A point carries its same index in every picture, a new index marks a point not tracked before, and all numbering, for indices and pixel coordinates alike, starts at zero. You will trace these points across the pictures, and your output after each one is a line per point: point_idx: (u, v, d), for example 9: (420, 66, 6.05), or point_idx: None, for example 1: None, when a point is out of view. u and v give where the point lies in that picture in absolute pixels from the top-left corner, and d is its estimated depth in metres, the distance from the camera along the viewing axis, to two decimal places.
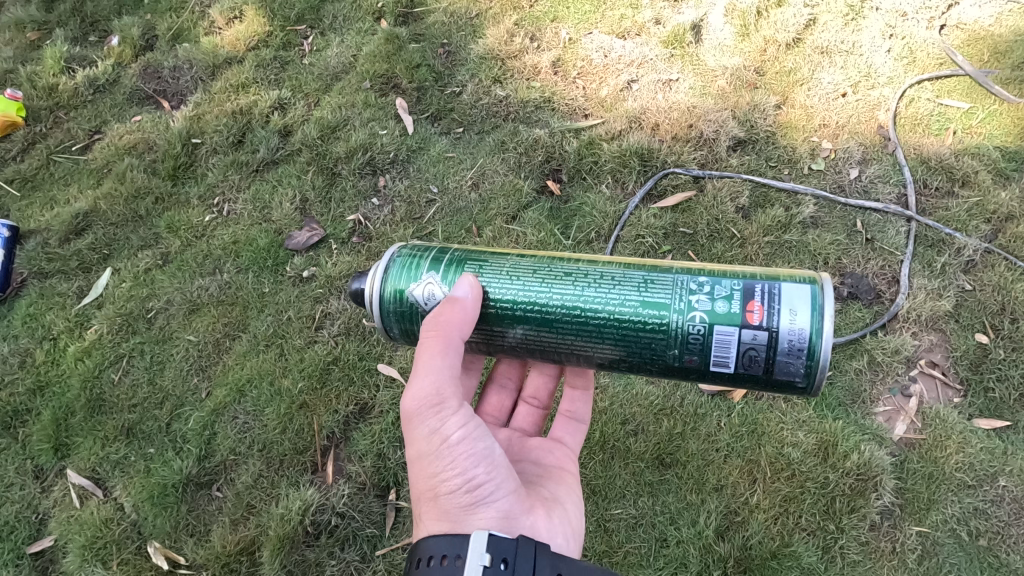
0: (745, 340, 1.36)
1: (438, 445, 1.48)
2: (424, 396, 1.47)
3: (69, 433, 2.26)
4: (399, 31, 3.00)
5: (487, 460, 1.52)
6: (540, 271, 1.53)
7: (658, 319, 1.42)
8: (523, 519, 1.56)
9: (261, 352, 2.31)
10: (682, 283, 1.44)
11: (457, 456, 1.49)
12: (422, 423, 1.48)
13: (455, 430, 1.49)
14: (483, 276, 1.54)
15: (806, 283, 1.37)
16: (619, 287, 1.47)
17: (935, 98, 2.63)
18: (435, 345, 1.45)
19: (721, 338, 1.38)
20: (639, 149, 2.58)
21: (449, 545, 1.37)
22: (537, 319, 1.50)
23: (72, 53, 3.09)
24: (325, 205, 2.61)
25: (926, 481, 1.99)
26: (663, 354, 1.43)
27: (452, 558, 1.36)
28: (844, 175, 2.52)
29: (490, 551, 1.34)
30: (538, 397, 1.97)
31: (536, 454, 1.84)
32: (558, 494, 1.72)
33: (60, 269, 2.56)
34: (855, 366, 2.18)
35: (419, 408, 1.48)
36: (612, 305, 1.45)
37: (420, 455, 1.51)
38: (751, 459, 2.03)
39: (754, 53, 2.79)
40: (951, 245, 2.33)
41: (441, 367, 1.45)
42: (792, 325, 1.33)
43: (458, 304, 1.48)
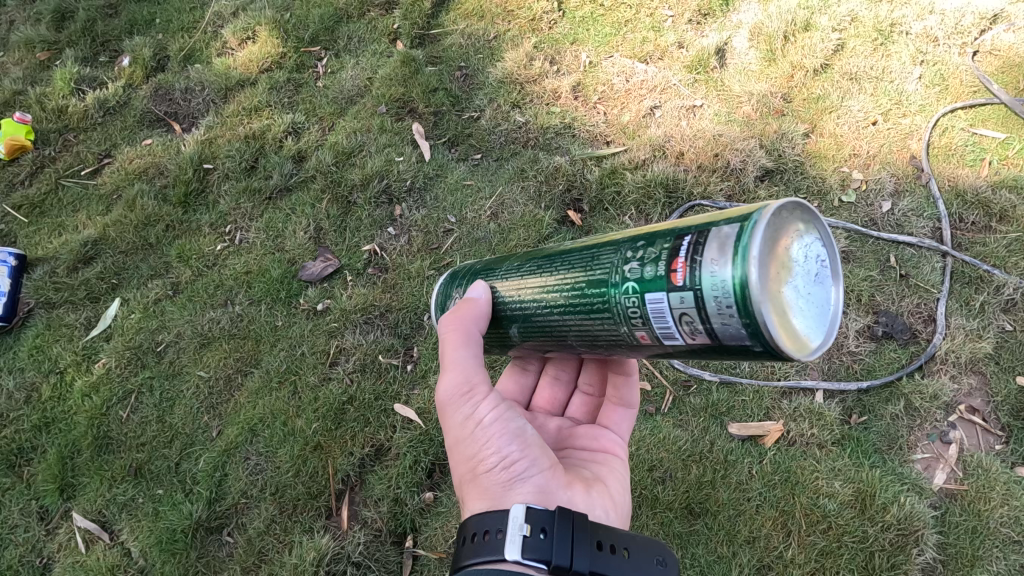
0: (730, 315, 0.99)
1: (471, 428, 1.39)
2: (454, 382, 1.40)
3: (76, 473, 2.20)
4: (416, 54, 2.93)
5: (522, 437, 1.39)
6: (535, 263, 1.37)
7: (599, 295, 1.14)
8: (562, 494, 1.38)
9: (274, 390, 2.25)
10: (622, 250, 1.12)
11: (489, 434, 1.38)
12: (455, 410, 1.41)
13: (486, 412, 1.39)
14: (491, 280, 1.47)
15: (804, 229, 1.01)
16: (582, 262, 1.21)
17: (969, 128, 2.54)
18: (455, 337, 1.41)
19: (677, 307, 1.04)
20: (663, 179, 2.51)
21: (489, 520, 1.25)
22: (523, 314, 1.37)
23: (82, 74, 3.03)
24: (340, 234, 2.54)
25: (970, 535, 1.90)
26: (618, 334, 1.14)
27: (493, 532, 1.24)
28: (876, 208, 2.43)
29: (528, 519, 1.22)
30: (592, 386, 1.85)
31: (584, 441, 1.70)
32: (601, 475, 1.58)
33: (67, 299, 2.50)
34: (891, 411, 2.09)
35: (450, 396, 1.41)
36: (574, 285, 1.22)
37: (457, 443, 1.43)
38: (785, 510, 1.96)
39: (781, 79, 2.70)
40: (989, 283, 2.23)
41: (465, 355, 1.41)
42: (786, 281, 0.98)
43: (473, 302, 1.45)
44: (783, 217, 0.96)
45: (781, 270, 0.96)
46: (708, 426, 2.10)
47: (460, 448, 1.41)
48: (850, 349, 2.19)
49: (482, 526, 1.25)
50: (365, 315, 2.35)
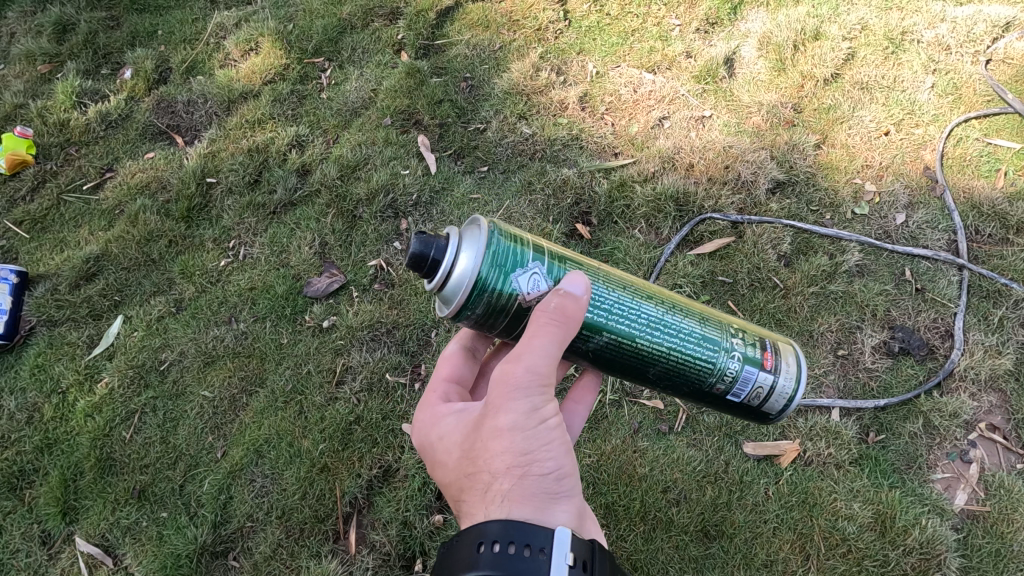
0: (759, 380, 1.48)
1: (536, 424, 1.29)
2: (534, 369, 1.29)
3: (78, 495, 2.16)
4: (421, 65, 2.90)
5: (571, 451, 1.36)
6: (627, 289, 1.45)
7: (710, 351, 1.46)
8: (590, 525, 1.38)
9: (279, 409, 2.21)
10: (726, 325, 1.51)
11: (551, 439, 1.31)
12: (526, 397, 1.29)
13: (552, 415, 1.32)
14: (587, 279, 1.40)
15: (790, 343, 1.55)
16: (683, 318, 1.47)
17: (983, 138, 2.50)
18: (560, 326, 1.29)
19: (746, 374, 1.47)
20: (674, 192, 2.47)
21: (535, 536, 1.17)
22: (625, 333, 1.41)
23: (83, 87, 2.99)
24: (345, 249, 2.50)
25: (993, 559, 1.86)
26: (703, 378, 1.47)
27: (537, 548, 1.16)
28: (890, 220, 2.39)
29: (572, 550, 1.18)
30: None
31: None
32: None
33: (69, 316, 2.47)
34: (910, 429, 2.04)
35: (525, 378, 1.29)
36: (681, 334, 1.45)
37: (508, 430, 1.28)
38: (803, 533, 1.92)
39: (791, 89, 2.66)
40: (1007, 297, 2.20)
41: (559, 348, 1.30)
42: (789, 376, 1.49)
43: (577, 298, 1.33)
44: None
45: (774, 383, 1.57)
46: (723, 445, 2.06)
47: (520, 439, 1.28)
48: (865, 366, 2.15)
49: (525, 539, 1.16)
50: (372, 332, 2.32)
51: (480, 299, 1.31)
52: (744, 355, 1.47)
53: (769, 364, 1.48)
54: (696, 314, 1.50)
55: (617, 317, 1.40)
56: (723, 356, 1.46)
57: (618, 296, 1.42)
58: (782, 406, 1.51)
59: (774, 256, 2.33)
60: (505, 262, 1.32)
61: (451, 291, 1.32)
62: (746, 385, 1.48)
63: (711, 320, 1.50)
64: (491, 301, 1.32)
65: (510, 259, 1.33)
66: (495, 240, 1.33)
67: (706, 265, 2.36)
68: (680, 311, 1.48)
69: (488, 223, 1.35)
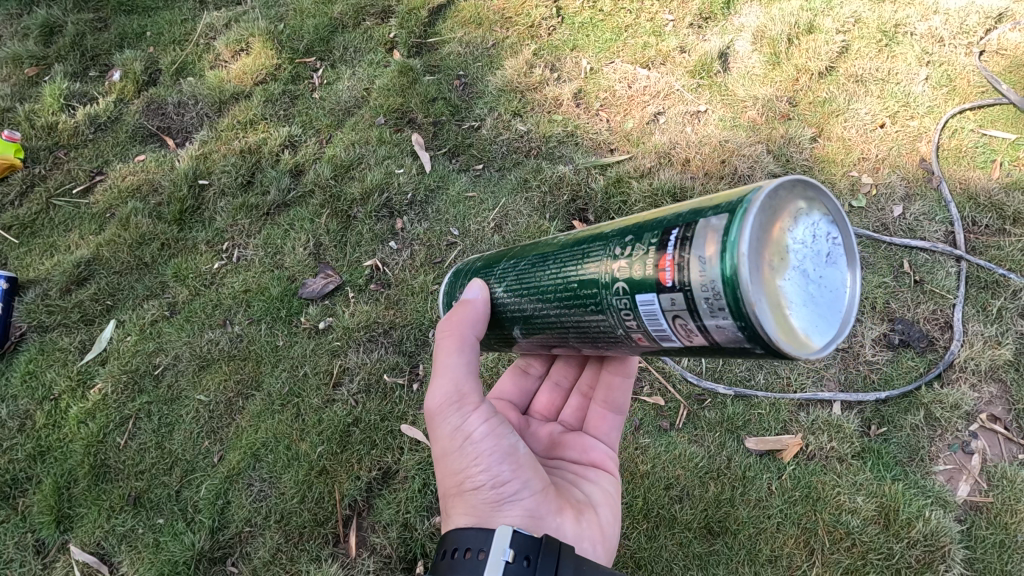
0: (665, 306, 1.01)
1: (460, 442, 1.41)
2: (447, 393, 1.43)
3: (72, 503, 2.13)
4: (414, 63, 2.88)
5: (511, 456, 1.41)
6: (519, 266, 1.39)
7: (594, 297, 1.15)
8: (550, 520, 1.41)
9: (276, 413, 2.19)
10: (611, 247, 1.14)
11: (480, 450, 1.40)
12: (446, 419, 1.43)
13: (477, 427, 1.41)
14: (488, 278, 1.49)
15: (729, 208, 0.95)
16: (564, 267, 1.23)
17: (979, 129, 2.50)
18: (450, 345, 1.45)
19: (646, 307, 1.05)
20: (671, 188, 2.46)
21: (473, 540, 1.28)
22: (521, 316, 1.38)
23: (72, 89, 2.96)
24: (341, 250, 2.48)
25: (997, 550, 1.86)
26: (615, 333, 1.15)
27: (476, 551, 1.26)
28: (888, 213, 2.38)
29: (512, 545, 1.23)
30: (591, 388, 1.83)
31: (574, 455, 1.72)
32: (592, 498, 1.57)
33: (61, 322, 2.43)
34: (911, 421, 2.04)
35: (441, 404, 1.43)
36: (560, 290, 1.24)
37: (445, 453, 1.44)
38: (807, 527, 1.91)
39: (786, 83, 2.65)
40: (1006, 287, 2.20)
41: (459, 366, 1.44)
42: (703, 273, 0.94)
43: (469, 305, 1.46)
44: (780, 199, 0.95)
45: (775, 260, 0.94)
46: (725, 441, 2.05)
47: (451, 459, 1.43)
48: (866, 358, 2.14)
49: (466, 545, 1.28)
50: (369, 333, 2.30)
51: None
52: (630, 283, 1.07)
53: (667, 280, 1.00)
54: (578, 257, 1.21)
55: (511, 305, 1.40)
56: (608, 298, 1.12)
57: (508, 284, 1.41)
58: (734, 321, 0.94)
59: None
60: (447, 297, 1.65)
61: None
62: (658, 319, 1.04)
63: (594, 252, 1.17)
64: None
65: (447, 294, 1.65)
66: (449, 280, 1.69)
67: None
68: (562, 262, 1.24)
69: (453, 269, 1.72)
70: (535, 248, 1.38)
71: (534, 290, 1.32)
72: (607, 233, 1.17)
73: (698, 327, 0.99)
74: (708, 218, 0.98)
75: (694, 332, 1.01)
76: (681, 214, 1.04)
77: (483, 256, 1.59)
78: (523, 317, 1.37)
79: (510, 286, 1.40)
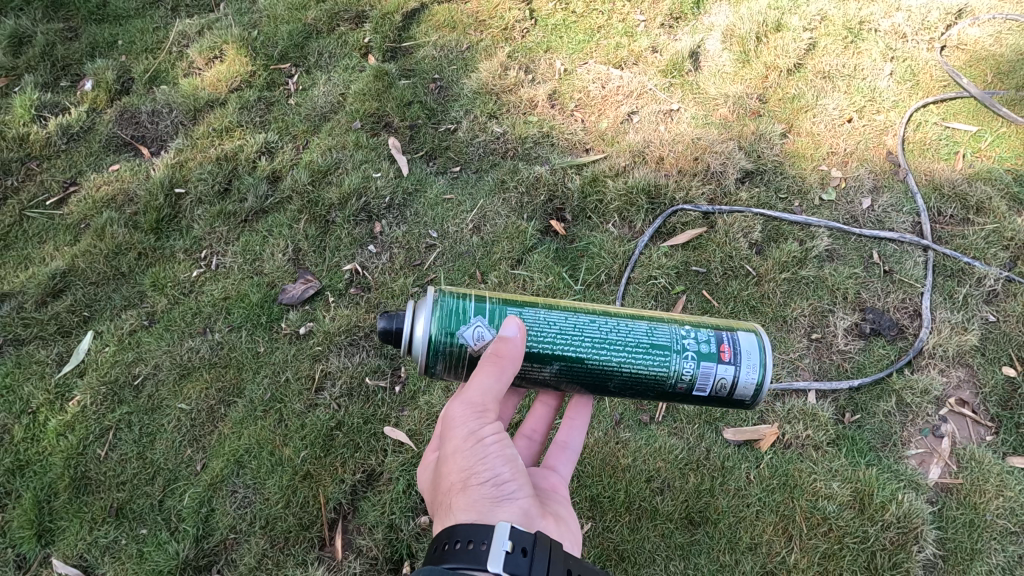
0: (719, 373, 1.49)
1: (472, 444, 1.39)
2: (471, 402, 1.42)
3: (53, 517, 2.10)
4: (389, 68, 2.89)
5: (514, 462, 1.42)
6: (570, 318, 1.53)
7: (659, 357, 1.49)
8: (542, 523, 1.40)
9: (258, 419, 2.19)
10: (674, 328, 1.53)
11: (490, 453, 1.40)
12: (463, 423, 1.42)
13: (490, 435, 1.42)
14: (525, 319, 1.51)
15: (754, 331, 1.56)
16: (630, 331, 1.52)
17: (942, 122, 2.57)
18: (491, 366, 1.43)
19: (704, 371, 1.49)
20: (646, 186, 2.50)
21: (474, 531, 1.26)
22: (572, 356, 1.49)
23: (43, 100, 2.93)
24: (320, 255, 2.48)
25: (967, 529, 1.91)
26: (662, 383, 1.51)
27: (478, 542, 1.24)
28: (856, 205, 2.44)
29: (512, 536, 1.24)
30: (537, 430, 1.89)
31: (537, 479, 1.67)
32: (564, 512, 1.58)
33: (37, 334, 2.40)
34: (883, 408, 2.09)
35: (462, 409, 1.42)
36: (625, 348, 1.50)
37: (452, 454, 1.41)
38: (785, 514, 1.95)
39: (756, 80, 2.71)
40: (970, 275, 2.26)
41: (491, 383, 1.42)
42: (752, 361, 1.50)
43: (507, 342, 1.45)
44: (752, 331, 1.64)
45: None
46: (704, 433, 2.08)
47: (461, 461, 1.40)
48: (839, 348, 2.20)
49: (467, 536, 1.25)
50: (350, 337, 2.31)
51: (437, 355, 1.47)
52: (696, 355, 1.50)
53: (727, 358, 1.49)
54: (640, 327, 1.53)
55: (564, 345, 1.49)
56: (676, 360, 1.49)
57: (559, 327, 1.51)
58: (755, 390, 1.51)
59: (745, 244, 2.36)
60: (451, 322, 1.47)
61: (415, 353, 1.48)
62: (708, 380, 1.50)
63: (658, 329, 1.53)
64: (447, 360, 1.49)
65: (456, 318, 1.48)
66: (442, 301, 1.49)
67: (679, 256, 2.38)
68: (625, 327, 1.53)
69: (435, 290, 1.52)
70: (580, 308, 1.56)
71: (594, 340, 1.50)
72: (662, 319, 1.56)
73: (731, 389, 1.51)
74: (744, 331, 1.55)
75: (724, 391, 1.52)
76: (720, 323, 1.57)
77: (497, 296, 1.55)
78: (574, 360, 1.50)
79: (562, 330, 1.50)
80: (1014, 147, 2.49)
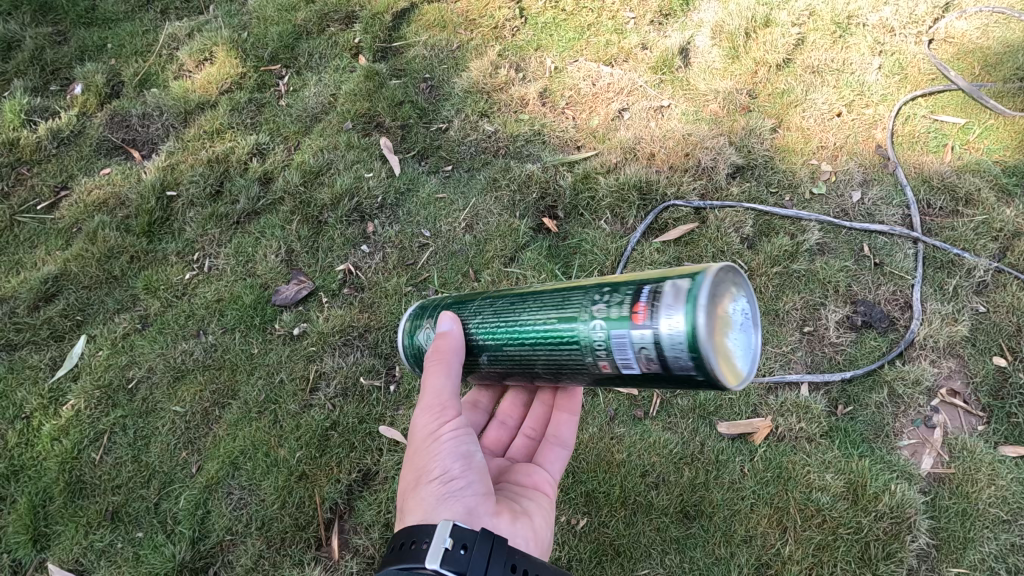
0: (636, 340, 1.14)
1: (426, 443, 1.45)
2: (428, 404, 1.49)
3: (48, 522, 2.09)
4: (379, 67, 2.89)
5: (467, 458, 1.45)
6: (493, 305, 1.47)
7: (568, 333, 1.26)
8: (490, 521, 1.41)
9: (253, 420, 2.19)
10: (590, 293, 1.26)
11: (442, 451, 1.44)
12: (419, 424, 1.49)
13: (443, 434, 1.46)
14: (464, 314, 1.53)
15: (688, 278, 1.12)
16: (543, 307, 1.33)
17: (931, 115, 2.59)
18: (440, 367, 1.48)
19: (622, 341, 1.17)
20: (637, 182, 2.50)
21: (418, 530, 1.27)
22: (493, 345, 1.45)
23: (32, 104, 2.92)
24: (313, 256, 2.49)
25: (960, 518, 1.92)
26: (581, 363, 1.27)
27: (421, 541, 1.25)
28: (847, 198, 2.46)
29: (453, 534, 1.24)
30: (535, 428, 1.87)
31: (518, 476, 1.69)
32: (531, 509, 1.58)
33: (30, 339, 2.39)
34: (875, 399, 2.11)
35: (423, 413, 1.49)
36: (537, 328, 1.33)
37: (410, 454, 1.48)
38: (780, 506, 1.96)
39: (745, 76, 2.72)
40: (960, 266, 2.28)
41: (446, 385, 1.48)
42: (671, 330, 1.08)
43: (447, 336, 1.50)
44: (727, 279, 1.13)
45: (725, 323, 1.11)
46: (698, 427, 2.10)
47: (415, 460, 1.46)
48: (831, 341, 2.21)
49: (412, 536, 1.27)
50: (344, 337, 2.31)
51: (408, 356, 1.66)
52: (607, 323, 1.19)
53: (640, 320, 1.13)
54: (553, 300, 1.32)
55: (485, 333, 1.46)
56: (584, 329, 1.23)
57: (483, 318, 1.47)
58: (693, 359, 1.08)
59: (737, 238, 2.37)
60: (414, 326, 1.65)
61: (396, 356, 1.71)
62: (626, 351, 1.16)
63: (573, 298, 1.28)
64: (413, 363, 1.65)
65: (416, 322, 1.66)
66: (415, 311, 1.70)
67: (672, 251, 2.38)
68: (540, 304, 1.35)
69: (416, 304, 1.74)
70: (507, 292, 1.48)
71: (507, 324, 1.41)
72: (586, 286, 1.28)
73: (658, 359, 1.12)
74: (674, 278, 1.13)
75: (653, 363, 1.14)
76: (657, 274, 1.19)
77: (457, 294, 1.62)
78: (493, 349, 1.45)
79: (485, 321, 1.47)
80: (1002, 139, 2.51)
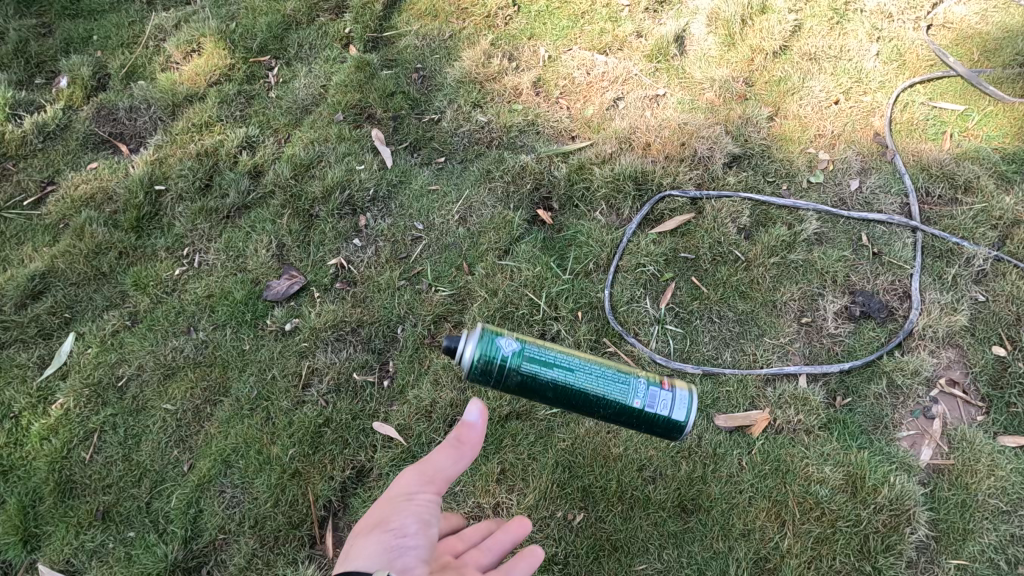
0: (665, 392, 1.61)
1: (402, 500, 1.42)
2: (421, 474, 1.43)
3: (39, 522, 2.06)
4: (370, 58, 2.84)
5: (425, 524, 1.41)
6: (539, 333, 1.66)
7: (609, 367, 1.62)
8: None
9: (246, 417, 2.16)
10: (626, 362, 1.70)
11: (409, 509, 1.40)
12: (403, 490, 1.43)
13: (417, 502, 1.42)
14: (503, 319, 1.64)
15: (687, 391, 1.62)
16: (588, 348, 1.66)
17: (929, 102, 2.56)
18: (449, 451, 1.41)
19: (651, 395, 1.60)
20: (633, 172, 2.46)
21: None
22: (534, 348, 1.57)
23: (16, 98, 2.86)
24: (304, 250, 2.45)
25: (960, 509, 1.91)
26: (613, 396, 1.59)
27: None
28: (844, 187, 2.43)
29: None
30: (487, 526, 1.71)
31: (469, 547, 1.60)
32: None
33: (17, 337, 2.35)
34: (874, 390, 2.09)
35: (412, 476, 1.44)
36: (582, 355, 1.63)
37: (384, 504, 1.44)
38: (778, 500, 1.94)
39: (741, 64, 2.68)
40: (959, 255, 2.25)
41: (445, 466, 1.41)
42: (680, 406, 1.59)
43: (468, 429, 1.40)
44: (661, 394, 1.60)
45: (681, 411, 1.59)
46: (695, 420, 2.08)
47: (386, 510, 1.41)
48: (829, 332, 2.19)
49: None
50: (337, 332, 2.28)
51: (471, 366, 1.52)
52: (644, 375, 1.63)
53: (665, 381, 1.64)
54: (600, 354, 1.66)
55: (530, 339, 1.58)
56: (627, 377, 1.61)
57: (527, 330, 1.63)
58: (683, 420, 1.60)
59: (733, 229, 2.34)
60: (492, 342, 1.53)
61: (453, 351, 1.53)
62: (655, 399, 1.60)
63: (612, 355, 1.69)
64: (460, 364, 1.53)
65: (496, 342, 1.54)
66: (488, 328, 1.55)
67: (668, 242, 2.35)
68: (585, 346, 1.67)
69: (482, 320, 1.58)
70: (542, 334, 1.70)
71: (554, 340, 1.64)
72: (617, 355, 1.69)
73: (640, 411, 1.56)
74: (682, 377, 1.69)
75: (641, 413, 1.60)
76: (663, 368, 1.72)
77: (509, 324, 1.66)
78: (534, 351, 1.57)
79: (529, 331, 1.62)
80: (1001, 126, 2.48)
